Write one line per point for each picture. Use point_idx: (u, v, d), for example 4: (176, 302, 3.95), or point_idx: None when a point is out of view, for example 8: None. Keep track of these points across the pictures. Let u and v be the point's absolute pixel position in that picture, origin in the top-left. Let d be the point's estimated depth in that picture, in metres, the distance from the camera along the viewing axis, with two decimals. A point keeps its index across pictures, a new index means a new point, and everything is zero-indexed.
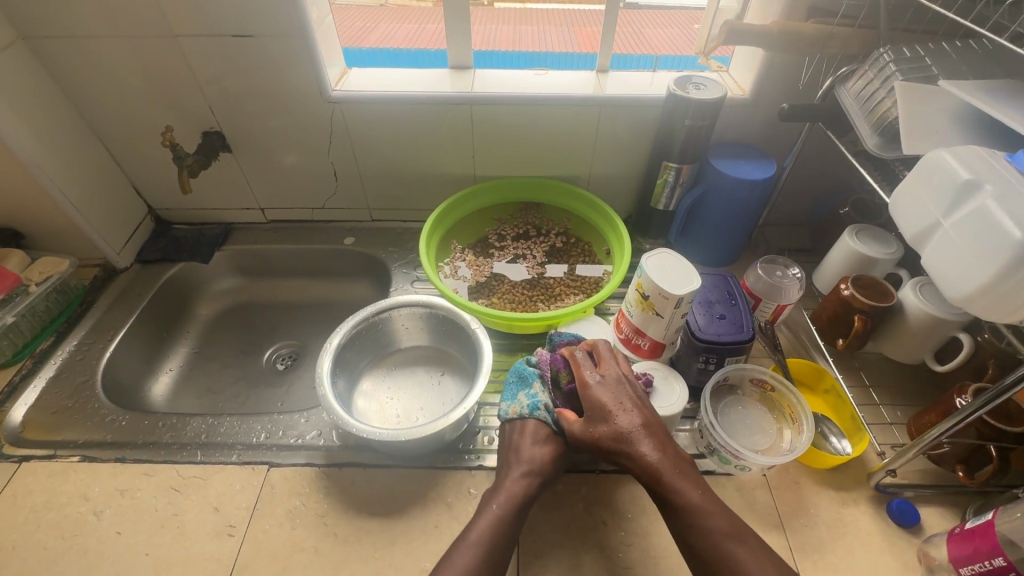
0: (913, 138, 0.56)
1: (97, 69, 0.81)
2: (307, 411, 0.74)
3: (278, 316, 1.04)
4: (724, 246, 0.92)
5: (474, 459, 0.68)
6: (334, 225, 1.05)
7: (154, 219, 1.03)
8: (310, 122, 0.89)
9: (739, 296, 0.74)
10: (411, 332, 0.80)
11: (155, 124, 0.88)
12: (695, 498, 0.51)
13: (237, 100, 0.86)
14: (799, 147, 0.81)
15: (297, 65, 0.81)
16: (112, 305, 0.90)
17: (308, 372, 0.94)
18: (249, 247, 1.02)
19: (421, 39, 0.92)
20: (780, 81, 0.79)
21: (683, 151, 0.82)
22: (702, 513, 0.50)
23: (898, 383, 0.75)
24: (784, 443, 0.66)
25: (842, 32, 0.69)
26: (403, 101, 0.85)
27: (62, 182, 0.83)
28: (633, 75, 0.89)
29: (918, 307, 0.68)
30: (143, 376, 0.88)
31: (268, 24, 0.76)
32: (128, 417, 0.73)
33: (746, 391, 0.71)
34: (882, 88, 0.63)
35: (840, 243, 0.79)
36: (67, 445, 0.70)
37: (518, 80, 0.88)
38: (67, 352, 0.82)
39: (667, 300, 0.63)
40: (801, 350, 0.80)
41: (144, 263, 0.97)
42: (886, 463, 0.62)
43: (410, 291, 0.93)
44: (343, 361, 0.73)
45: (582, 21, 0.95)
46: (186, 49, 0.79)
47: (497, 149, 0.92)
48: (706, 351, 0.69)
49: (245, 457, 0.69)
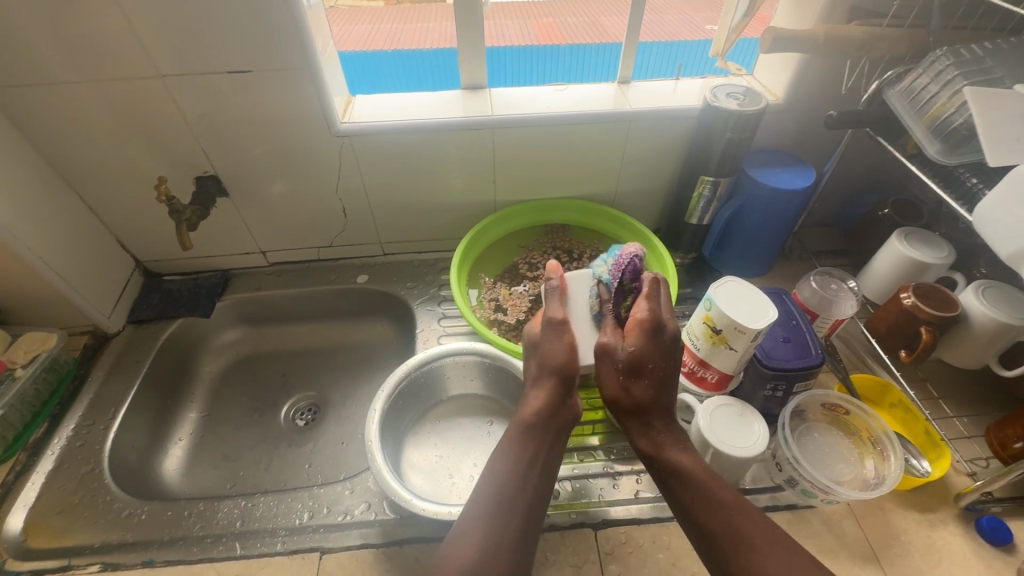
0: (996, 149, 0.53)
1: (71, 117, 0.72)
2: (351, 481, 0.67)
3: (291, 366, 0.96)
4: (763, 257, 0.88)
5: (544, 519, 0.63)
6: (344, 262, 0.98)
7: (143, 272, 0.94)
8: (315, 157, 0.81)
9: (799, 313, 0.70)
10: (454, 379, 0.75)
11: (141, 171, 0.79)
12: (693, 471, 0.53)
13: (234, 140, 0.78)
14: (840, 152, 0.78)
15: (301, 98, 0.73)
16: (108, 377, 0.80)
17: (334, 426, 0.86)
18: (252, 295, 0.93)
19: (403, 40, 0.84)
20: (818, 86, 0.76)
21: (721, 164, 0.78)
22: (676, 467, 0.54)
23: (962, 390, 0.73)
24: (869, 472, 0.62)
25: (889, 33, 0.66)
26: (419, 130, 0.78)
27: (40, 248, 0.73)
28: (656, 85, 0.85)
29: (988, 315, 0.65)
30: (152, 453, 0.80)
31: (269, 57, 0.69)
32: (148, 510, 0.66)
33: (818, 414, 0.68)
34: (943, 93, 0.60)
35: (888, 248, 0.76)
36: (83, 551, 0.62)
37: (537, 97, 0.83)
38: (65, 439, 0.73)
39: (741, 334, 0.59)
40: (860, 363, 0.77)
41: (138, 324, 0.88)
42: (979, 486, 0.60)
43: (439, 330, 0.86)
44: (388, 421, 0.68)
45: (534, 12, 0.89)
46: (173, 88, 0.71)
47: (519, 172, 0.87)
48: (775, 379, 0.66)
49: (290, 544, 0.62)
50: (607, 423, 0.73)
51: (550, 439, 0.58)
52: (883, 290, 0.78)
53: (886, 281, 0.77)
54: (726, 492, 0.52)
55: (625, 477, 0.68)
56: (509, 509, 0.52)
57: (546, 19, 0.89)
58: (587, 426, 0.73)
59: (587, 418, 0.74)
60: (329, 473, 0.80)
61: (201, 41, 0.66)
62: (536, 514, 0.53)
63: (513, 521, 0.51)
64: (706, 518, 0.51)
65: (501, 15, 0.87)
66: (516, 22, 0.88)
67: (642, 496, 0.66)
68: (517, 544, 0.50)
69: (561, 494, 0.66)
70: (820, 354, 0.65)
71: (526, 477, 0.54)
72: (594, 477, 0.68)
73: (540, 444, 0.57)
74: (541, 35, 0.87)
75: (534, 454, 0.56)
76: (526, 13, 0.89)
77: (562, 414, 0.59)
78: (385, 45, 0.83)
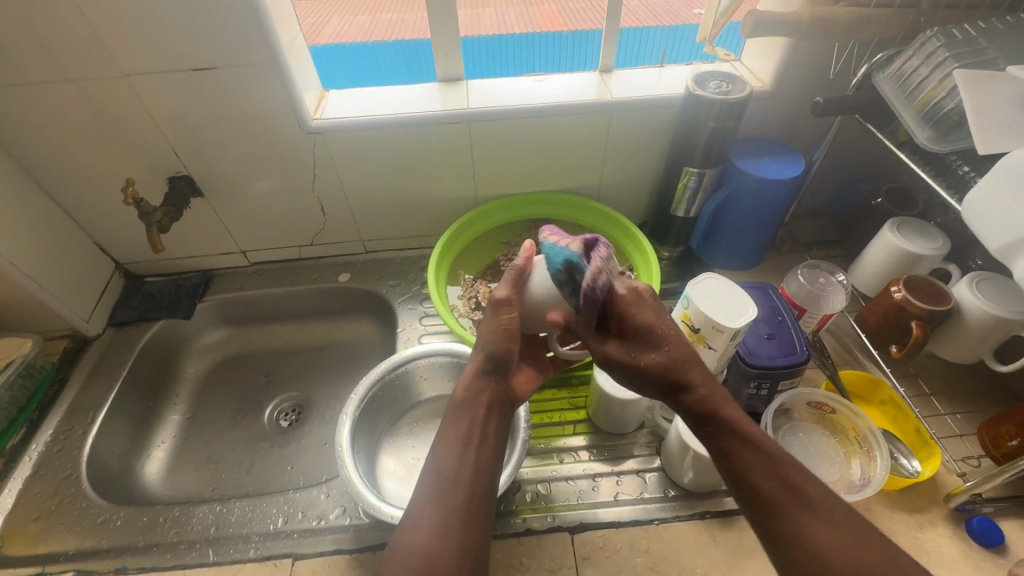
0: (985, 134, 0.50)
1: (37, 119, 0.70)
2: (327, 485, 0.66)
3: (275, 366, 0.95)
4: (753, 250, 0.85)
5: (520, 523, 0.62)
6: (326, 261, 0.96)
7: (124, 274, 0.93)
8: (289, 155, 0.79)
9: (785, 309, 0.68)
10: (431, 382, 0.74)
11: (113, 173, 0.78)
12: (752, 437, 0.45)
13: (205, 139, 0.76)
14: (830, 141, 0.74)
15: (271, 96, 0.72)
16: (88, 381, 0.80)
17: (318, 426, 0.86)
18: (234, 295, 0.92)
19: (399, 28, 0.82)
20: (806, 72, 0.74)
21: (706, 154, 0.75)
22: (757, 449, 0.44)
23: (955, 386, 0.71)
24: (855, 473, 0.60)
25: (878, 14, 0.64)
26: (393, 125, 0.76)
27: (11, 252, 0.72)
28: (639, 74, 0.82)
29: (982, 309, 0.62)
30: (134, 456, 0.80)
31: (230, 53, 0.67)
32: (124, 515, 0.66)
33: (803, 413, 0.66)
34: (933, 77, 0.57)
35: (881, 238, 0.73)
36: (58, 558, 0.62)
37: (515, 89, 0.80)
38: (43, 444, 0.73)
39: (720, 333, 0.57)
40: (851, 359, 0.75)
41: (118, 326, 0.87)
42: (970, 487, 0.58)
43: (420, 330, 0.85)
44: (361, 426, 0.67)
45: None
46: (138, 87, 0.69)
47: (499, 166, 0.84)
48: (758, 377, 0.63)
49: (264, 550, 0.61)
50: (589, 424, 0.72)
51: (483, 413, 0.53)
52: (874, 282, 0.76)
53: (877, 273, 0.75)
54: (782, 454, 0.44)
55: (604, 479, 0.66)
56: (453, 488, 0.47)
57: (546, 6, 0.87)
58: (568, 426, 0.72)
59: (569, 418, 0.73)
60: (309, 476, 0.79)
61: (164, 39, 0.64)
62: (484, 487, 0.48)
63: (457, 500, 0.46)
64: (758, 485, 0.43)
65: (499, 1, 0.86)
66: (515, 9, 0.86)
67: (621, 498, 0.64)
68: (469, 522, 0.45)
69: (538, 497, 0.64)
70: (806, 352, 0.63)
71: (467, 455, 0.49)
72: (574, 478, 0.66)
73: (475, 418, 0.52)
74: (541, 22, 0.85)
75: (470, 431, 0.51)
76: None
77: (494, 390, 0.55)
78: (384, 36, 0.82)
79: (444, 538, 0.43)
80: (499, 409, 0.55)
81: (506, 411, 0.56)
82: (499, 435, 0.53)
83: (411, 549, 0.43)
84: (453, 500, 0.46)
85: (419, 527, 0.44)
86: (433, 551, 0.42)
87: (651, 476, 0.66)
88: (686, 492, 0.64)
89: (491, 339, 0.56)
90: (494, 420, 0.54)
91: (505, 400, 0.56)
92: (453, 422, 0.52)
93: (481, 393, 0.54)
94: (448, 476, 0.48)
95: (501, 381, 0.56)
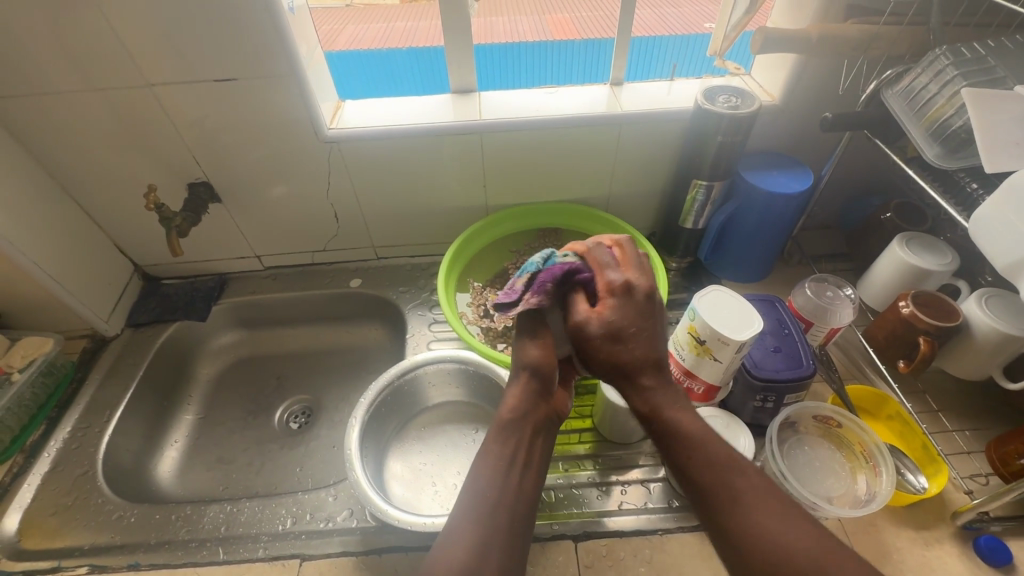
0: (992, 153, 0.50)
1: (65, 126, 0.73)
2: (335, 487, 0.68)
3: (286, 369, 0.96)
4: (760, 263, 0.86)
5: None
6: (338, 266, 0.98)
7: (142, 276, 0.96)
8: (304, 163, 0.81)
9: (791, 322, 0.68)
10: (437, 388, 0.76)
11: (135, 178, 0.81)
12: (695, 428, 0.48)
13: (224, 146, 0.78)
14: (839, 155, 0.75)
15: (289, 106, 0.74)
16: (105, 380, 0.82)
17: (327, 430, 0.87)
18: (248, 298, 0.94)
19: (415, 38, 0.84)
20: (815, 88, 0.75)
21: (714, 167, 0.76)
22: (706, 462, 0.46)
23: (964, 403, 0.70)
24: (861, 488, 0.60)
25: (886, 32, 0.64)
26: (406, 135, 0.78)
27: (36, 254, 0.74)
28: (648, 87, 0.83)
29: (990, 325, 0.62)
30: (147, 455, 0.81)
31: (251, 64, 0.69)
32: (137, 512, 0.67)
33: (810, 427, 0.65)
34: (941, 95, 0.58)
35: (889, 253, 0.73)
36: (73, 553, 0.64)
37: (526, 101, 0.81)
38: (61, 441, 0.74)
39: (725, 345, 0.58)
40: (858, 373, 0.75)
41: (135, 327, 0.90)
42: (977, 505, 0.57)
43: (429, 336, 0.86)
44: (370, 430, 0.68)
45: (552, 8, 0.88)
46: (162, 96, 0.71)
47: (509, 177, 0.86)
48: (764, 390, 0.64)
49: (273, 550, 0.63)
50: (594, 433, 0.72)
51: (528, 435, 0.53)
52: (883, 297, 0.76)
53: (885, 287, 0.75)
54: (731, 451, 0.46)
55: (609, 488, 0.67)
56: (495, 510, 0.46)
57: (561, 16, 0.88)
58: (573, 435, 0.72)
59: (574, 427, 0.73)
60: (317, 478, 0.80)
61: (188, 51, 0.67)
62: (524, 513, 0.48)
63: (499, 521, 0.46)
64: (709, 482, 0.45)
65: (515, 11, 0.88)
66: (531, 19, 0.88)
67: (625, 508, 0.65)
68: (509, 545, 0.45)
69: (543, 504, 0.65)
70: (812, 365, 0.63)
71: (511, 478, 0.49)
72: (579, 487, 0.67)
73: (520, 440, 0.52)
74: (556, 31, 0.86)
75: (515, 453, 0.51)
76: (541, 10, 0.89)
77: (543, 412, 0.55)
78: (400, 44, 0.84)
79: (484, 556, 0.43)
80: (546, 431, 0.55)
81: (553, 432, 0.56)
82: (542, 457, 0.53)
83: (451, 564, 0.42)
84: (496, 521, 0.46)
85: (457, 545, 0.44)
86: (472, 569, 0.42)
87: (655, 486, 0.67)
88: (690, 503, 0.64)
89: (534, 358, 0.55)
90: (540, 442, 0.54)
91: (552, 420, 0.57)
92: (499, 442, 0.51)
93: (529, 413, 0.54)
94: (490, 496, 0.47)
95: (548, 403, 0.56)
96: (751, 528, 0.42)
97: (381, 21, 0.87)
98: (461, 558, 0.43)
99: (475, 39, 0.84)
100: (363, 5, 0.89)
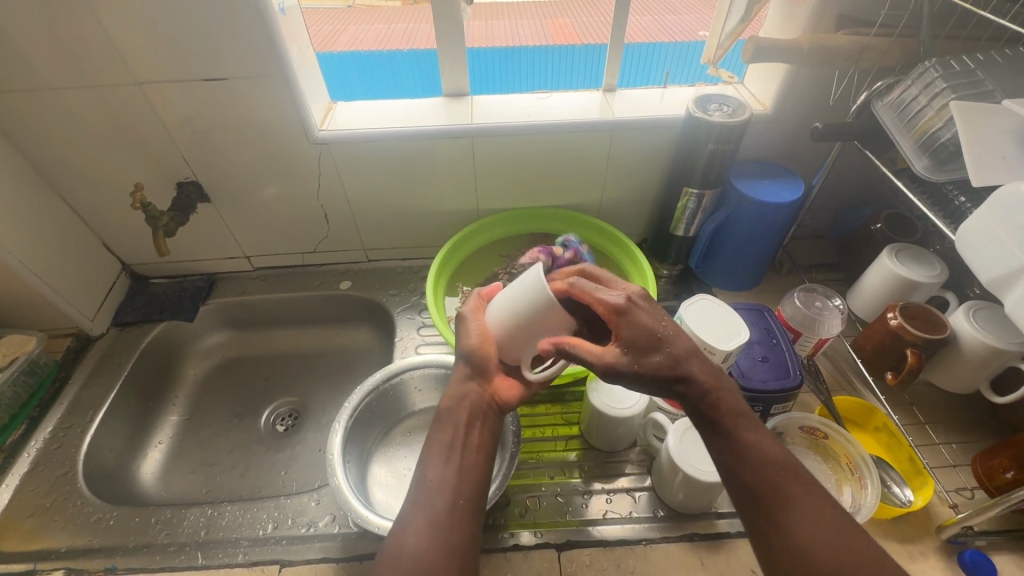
0: (979, 166, 0.50)
1: (53, 124, 0.73)
2: (318, 492, 0.67)
3: (273, 370, 0.96)
4: (751, 271, 0.86)
5: (507, 538, 0.62)
6: (329, 268, 0.97)
7: (130, 275, 0.95)
8: (295, 164, 0.81)
9: (779, 332, 0.68)
10: (423, 393, 0.75)
11: (123, 176, 0.80)
12: (763, 449, 0.46)
13: (214, 146, 0.78)
14: (829, 166, 0.75)
15: (279, 106, 0.73)
16: (89, 380, 0.81)
17: (313, 433, 0.86)
18: (236, 299, 0.94)
19: (416, 40, 0.82)
20: (808, 97, 0.75)
21: (705, 176, 0.76)
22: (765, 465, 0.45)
23: (951, 416, 0.70)
24: (846, 501, 0.60)
25: (877, 43, 0.65)
26: (396, 138, 0.77)
27: (20, 251, 0.74)
28: (642, 94, 0.83)
29: (977, 338, 0.62)
30: (130, 456, 0.80)
31: (241, 65, 0.68)
32: (117, 515, 0.67)
33: (796, 438, 0.65)
34: (930, 107, 0.58)
35: (879, 265, 0.73)
36: (50, 556, 0.63)
37: (518, 106, 0.81)
38: (42, 441, 0.74)
39: (711, 355, 0.58)
40: (846, 384, 0.75)
41: (122, 327, 0.89)
42: (961, 519, 0.57)
43: (417, 340, 0.86)
44: (354, 435, 0.68)
45: (554, 13, 0.88)
46: (151, 95, 0.71)
47: (501, 181, 0.86)
48: (751, 400, 0.63)
49: (252, 555, 0.62)
50: (581, 440, 0.72)
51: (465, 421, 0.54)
52: (872, 309, 0.76)
53: (874, 298, 0.75)
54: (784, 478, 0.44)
55: (595, 496, 0.66)
56: (439, 493, 0.48)
57: (562, 20, 0.87)
58: (560, 442, 0.72)
59: (561, 434, 0.73)
60: (301, 481, 0.80)
61: (177, 50, 0.66)
62: (469, 494, 0.49)
63: (441, 502, 0.48)
64: (753, 475, 0.45)
65: (518, 15, 0.87)
66: (533, 22, 0.87)
67: (610, 517, 0.64)
68: (455, 522, 0.47)
69: (527, 512, 0.65)
70: (799, 376, 0.63)
71: (451, 462, 0.51)
72: (564, 495, 0.66)
73: (457, 427, 0.53)
74: (556, 36, 0.85)
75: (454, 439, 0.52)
76: (541, 14, 0.87)
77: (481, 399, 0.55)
78: (399, 45, 0.82)
79: (431, 537, 0.45)
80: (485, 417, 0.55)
81: (493, 419, 0.55)
82: (486, 443, 0.54)
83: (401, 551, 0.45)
84: (439, 504, 0.48)
85: (409, 530, 0.46)
86: (420, 552, 0.44)
87: (641, 495, 0.66)
88: (676, 513, 0.64)
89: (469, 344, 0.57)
90: (481, 429, 0.54)
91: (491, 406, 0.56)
92: (439, 430, 0.53)
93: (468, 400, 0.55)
94: (436, 481, 0.49)
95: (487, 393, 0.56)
96: (792, 528, 0.42)
97: (383, 20, 0.86)
98: (409, 541, 0.45)
99: (469, 43, 0.83)
100: (366, 6, 0.87)
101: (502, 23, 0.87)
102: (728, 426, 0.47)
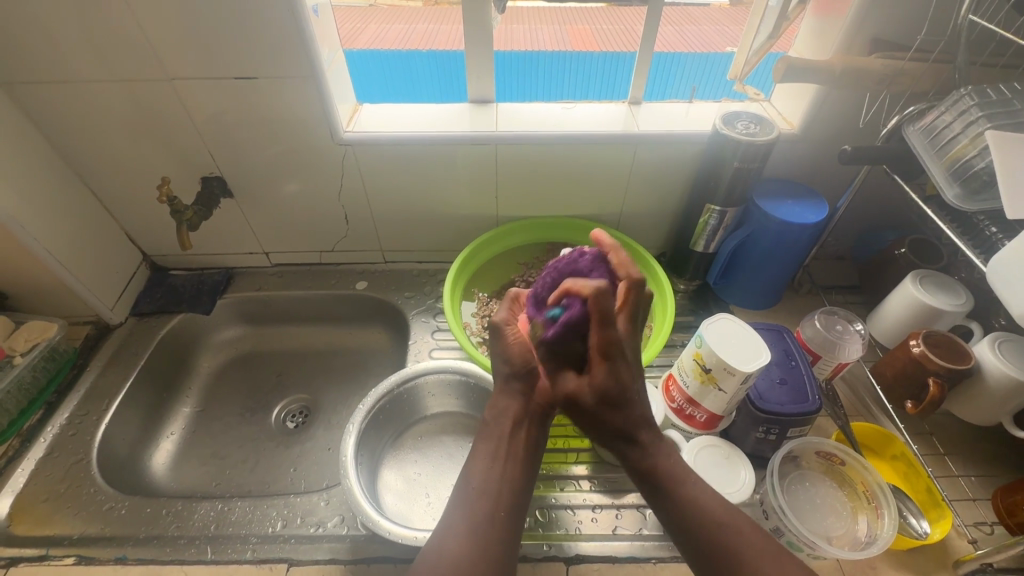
0: (1014, 199, 0.49)
1: (85, 115, 0.74)
2: (327, 492, 0.67)
3: (286, 366, 0.96)
4: (770, 291, 0.85)
5: None
6: (346, 267, 0.98)
7: (150, 266, 0.96)
8: (319, 163, 0.81)
9: (798, 354, 0.67)
10: (438, 398, 0.76)
11: (149, 168, 0.81)
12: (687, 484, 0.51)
13: (240, 143, 0.78)
14: (856, 188, 0.74)
15: (307, 106, 0.74)
16: (106, 368, 0.82)
17: (323, 432, 0.86)
18: (252, 294, 0.94)
19: (435, 41, 0.83)
20: (835, 119, 0.75)
21: (729, 193, 0.76)
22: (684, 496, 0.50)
23: (971, 448, 0.69)
24: (861, 530, 0.59)
25: (911, 68, 0.64)
26: (421, 141, 0.78)
27: (46, 239, 0.75)
28: (668, 107, 0.83)
29: (1002, 371, 0.60)
30: (143, 446, 0.81)
31: (273, 65, 0.69)
32: (129, 505, 0.67)
33: (812, 462, 0.64)
34: (963, 134, 0.57)
35: (902, 290, 0.72)
36: (61, 542, 0.63)
37: (542, 115, 0.81)
38: (58, 428, 0.74)
39: (731, 375, 0.58)
40: (864, 410, 0.74)
41: (139, 317, 0.90)
42: (982, 556, 0.56)
43: (431, 344, 0.85)
44: (365, 439, 0.68)
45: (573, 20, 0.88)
46: (183, 91, 0.72)
47: (522, 188, 0.86)
48: (768, 422, 0.63)
49: (261, 553, 0.62)
50: (592, 453, 0.72)
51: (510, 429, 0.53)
52: (894, 335, 0.75)
53: (895, 324, 0.74)
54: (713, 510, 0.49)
55: (604, 511, 0.66)
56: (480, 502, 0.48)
57: (580, 26, 0.87)
58: (571, 454, 0.71)
59: (573, 446, 0.72)
60: (310, 479, 0.80)
61: (212, 47, 0.67)
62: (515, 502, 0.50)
63: (484, 506, 0.48)
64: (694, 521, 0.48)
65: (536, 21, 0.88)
66: (550, 29, 0.87)
67: (619, 533, 0.64)
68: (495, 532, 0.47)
69: (536, 523, 0.64)
70: (818, 400, 0.62)
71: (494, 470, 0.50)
72: (573, 508, 0.66)
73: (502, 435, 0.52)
74: (574, 41, 0.84)
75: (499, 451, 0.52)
76: (561, 20, 0.88)
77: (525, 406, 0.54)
78: (418, 46, 0.82)
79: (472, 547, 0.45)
80: (530, 421, 0.54)
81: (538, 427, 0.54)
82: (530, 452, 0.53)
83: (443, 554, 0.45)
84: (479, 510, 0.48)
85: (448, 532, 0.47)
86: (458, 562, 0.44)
87: (651, 512, 0.66)
88: None
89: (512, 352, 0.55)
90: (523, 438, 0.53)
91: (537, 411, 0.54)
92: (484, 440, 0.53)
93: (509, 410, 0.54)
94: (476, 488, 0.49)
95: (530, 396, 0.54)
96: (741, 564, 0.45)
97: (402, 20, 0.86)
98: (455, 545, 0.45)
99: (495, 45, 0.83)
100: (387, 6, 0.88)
101: (521, 27, 0.87)
102: (662, 481, 0.51)
